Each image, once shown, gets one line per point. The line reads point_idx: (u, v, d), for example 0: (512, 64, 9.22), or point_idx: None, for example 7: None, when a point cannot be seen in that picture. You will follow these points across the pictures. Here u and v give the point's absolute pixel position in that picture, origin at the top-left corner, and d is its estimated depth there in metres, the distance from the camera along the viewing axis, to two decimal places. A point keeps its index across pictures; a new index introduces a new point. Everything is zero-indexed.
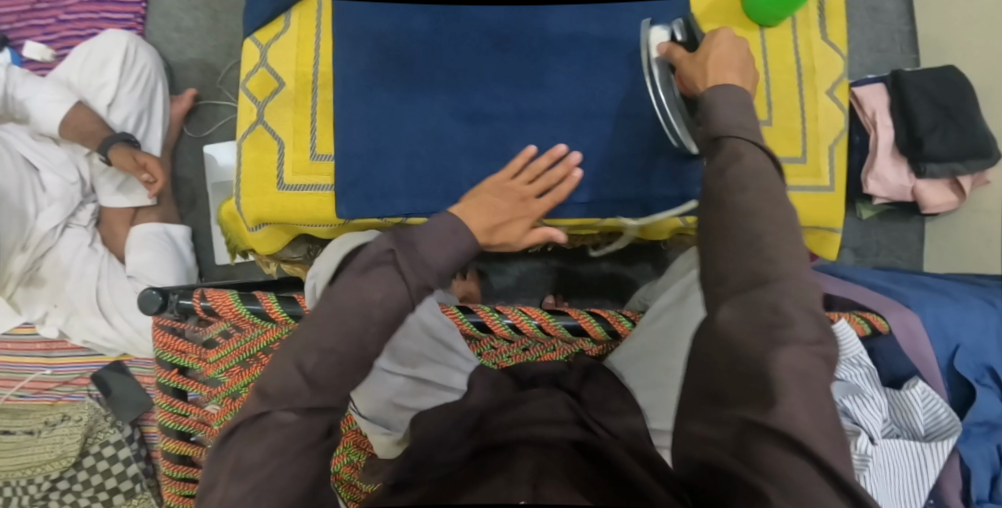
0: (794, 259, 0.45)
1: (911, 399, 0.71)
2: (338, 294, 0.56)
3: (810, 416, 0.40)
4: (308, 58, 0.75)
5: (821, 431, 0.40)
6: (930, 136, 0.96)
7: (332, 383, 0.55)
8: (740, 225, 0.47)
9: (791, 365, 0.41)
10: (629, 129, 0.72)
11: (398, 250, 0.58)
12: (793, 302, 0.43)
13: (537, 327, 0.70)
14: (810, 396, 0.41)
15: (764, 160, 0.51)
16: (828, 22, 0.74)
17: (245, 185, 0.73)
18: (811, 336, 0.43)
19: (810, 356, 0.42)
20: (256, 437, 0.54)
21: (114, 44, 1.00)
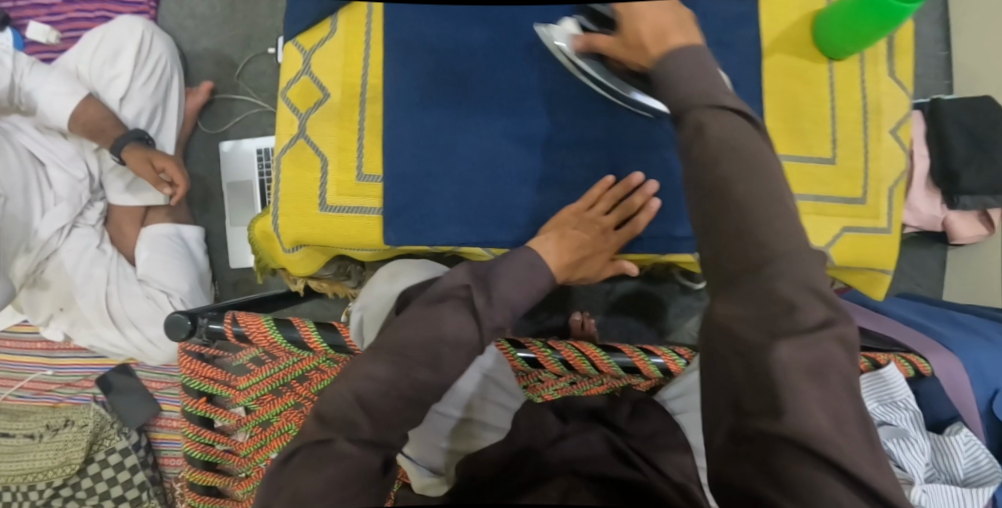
0: (791, 236, 0.42)
1: (954, 444, 0.70)
2: (403, 326, 0.57)
3: (830, 419, 0.38)
4: (355, 68, 0.70)
5: (846, 434, 0.38)
6: (966, 169, 0.95)
7: (389, 417, 0.53)
8: (719, 204, 0.43)
9: (797, 360, 0.38)
10: (617, 125, 0.69)
11: (474, 286, 0.61)
12: (791, 284, 0.40)
13: (589, 363, 0.69)
14: (825, 394, 0.38)
15: (742, 126, 0.46)
16: (896, 58, 0.73)
17: (283, 203, 0.70)
18: (818, 320, 0.39)
19: (823, 344, 0.39)
20: (314, 467, 0.50)
21: (129, 34, 0.95)
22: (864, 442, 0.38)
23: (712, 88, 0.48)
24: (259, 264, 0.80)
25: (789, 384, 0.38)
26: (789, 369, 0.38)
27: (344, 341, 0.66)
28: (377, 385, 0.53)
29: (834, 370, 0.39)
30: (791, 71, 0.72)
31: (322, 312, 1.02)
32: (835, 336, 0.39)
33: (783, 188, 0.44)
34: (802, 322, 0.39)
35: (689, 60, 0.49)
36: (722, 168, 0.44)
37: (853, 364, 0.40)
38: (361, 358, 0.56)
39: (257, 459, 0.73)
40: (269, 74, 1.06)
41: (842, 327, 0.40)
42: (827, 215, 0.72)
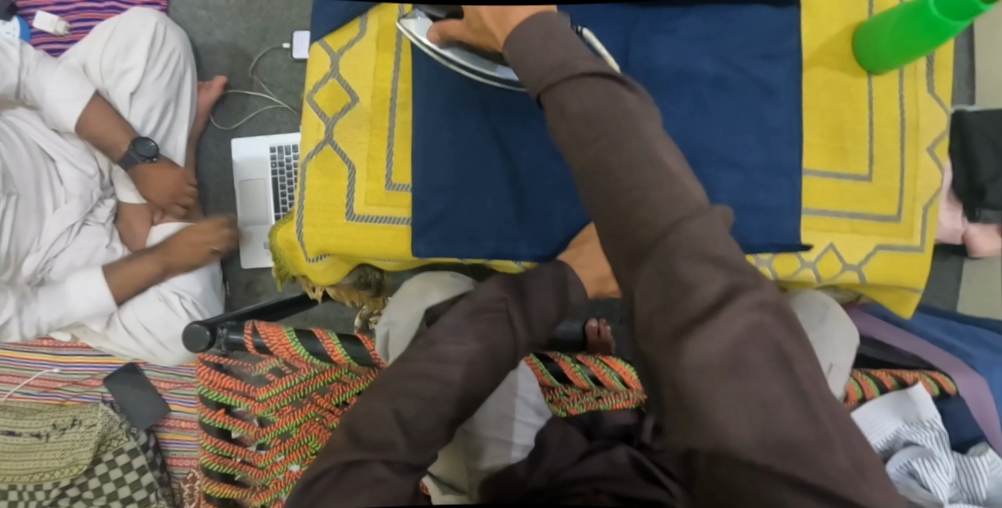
0: (676, 198, 0.38)
1: (977, 465, 0.70)
2: (436, 344, 0.56)
3: (759, 414, 0.32)
4: (387, 73, 0.71)
5: (788, 425, 0.32)
6: (993, 185, 0.94)
7: (426, 438, 0.52)
8: (601, 183, 0.40)
9: (708, 354, 0.33)
10: (507, 105, 0.69)
11: (510, 298, 0.59)
12: (686, 258, 0.36)
13: (618, 380, 0.67)
14: (749, 381, 0.33)
15: (606, 88, 0.42)
16: (936, 73, 0.73)
17: (309, 212, 0.70)
18: (715, 296, 0.35)
19: (734, 320, 0.34)
20: (349, 493, 0.47)
21: (141, 25, 0.93)
22: (816, 430, 0.33)
23: (566, 57, 0.44)
24: (278, 272, 0.81)
25: (703, 382, 0.33)
26: (704, 364, 0.33)
27: (369, 355, 0.65)
28: (418, 402, 0.52)
29: (757, 350, 0.34)
30: (835, 85, 0.72)
31: (335, 315, 1.01)
32: (746, 306, 0.34)
33: (658, 146, 0.41)
34: (700, 302, 0.35)
35: (537, 32, 0.45)
36: (591, 149, 0.41)
37: (795, 338, 0.35)
38: (395, 370, 0.55)
39: (276, 470, 0.71)
40: (284, 70, 1.03)
41: (752, 293, 0.35)
42: (862, 233, 0.72)
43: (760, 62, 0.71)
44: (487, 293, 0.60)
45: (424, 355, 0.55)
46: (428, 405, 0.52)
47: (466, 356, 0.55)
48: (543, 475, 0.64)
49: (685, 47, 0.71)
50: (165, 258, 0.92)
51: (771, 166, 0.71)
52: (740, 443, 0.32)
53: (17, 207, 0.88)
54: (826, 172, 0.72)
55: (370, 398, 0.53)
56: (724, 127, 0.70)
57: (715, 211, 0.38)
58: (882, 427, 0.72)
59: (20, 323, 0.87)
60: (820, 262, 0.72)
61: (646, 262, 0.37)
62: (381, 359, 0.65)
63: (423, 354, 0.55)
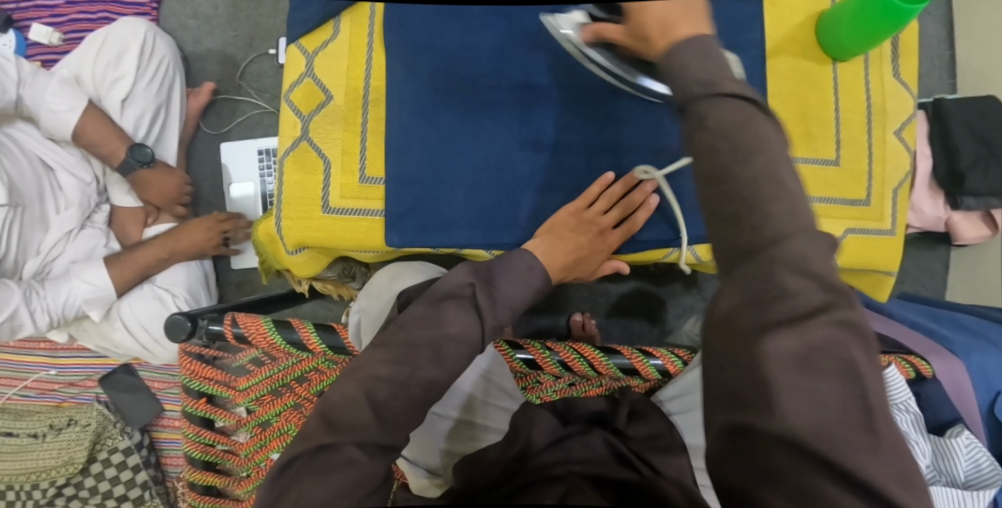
0: (789, 216, 0.37)
1: (954, 447, 0.69)
2: (410, 327, 0.55)
3: (818, 412, 0.33)
4: (359, 71, 0.73)
5: (844, 427, 0.33)
6: (972, 171, 0.94)
7: (400, 419, 0.50)
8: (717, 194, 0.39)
9: (785, 350, 0.34)
10: (594, 110, 0.70)
11: (478, 284, 0.59)
12: (790, 270, 0.35)
13: (587, 365, 0.70)
14: (817, 382, 0.34)
15: (744, 111, 0.40)
16: (900, 58, 0.74)
17: (286, 206, 0.72)
18: (811, 304, 0.35)
19: (817, 329, 0.34)
20: (322, 473, 0.47)
21: (132, 33, 0.96)
22: (867, 437, 0.33)
23: (718, 77, 0.41)
24: (263, 266, 0.83)
25: (773, 373, 0.34)
26: (778, 361, 0.34)
27: (344, 343, 0.66)
28: (391, 385, 0.51)
29: (833, 358, 0.34)
30: (801, 73, 0.73)
31: (324, 313, 1.02)
32: (833, 321, 0.35)
33: (782, 168, 0.39)
34: (791, 309, 0.35)
35: (692, 51, 0.42)
36: (723, 160, 0.39)
37: (869, 354, 0.35)
38: (367, 356, 0.53)
39: (257, 459, 0.72)
40: (270, 74, 1.07)
41: (844, 311, 0.35)
42: (831, 217, 0.73)
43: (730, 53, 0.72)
44: (456, 278, 0.59)
45: (399, 336, 0.54)
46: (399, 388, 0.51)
47: (438, 340, 0.54)
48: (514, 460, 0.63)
49: None
50: (171, 244, 0.96)
51: None
52: (797, 434, 0.33)
53: (22, 217, 0.91)
54: (793, 156, 0.72)
55: (338, 383, 0.52)
56: None
57: (823, 236, 0.37)
58: None
59: (30, 312, 0.89)
60: None
61: (751, 262, 0.36)
62: (356, 347, 0.65)
63: (395, 340, 0.54)
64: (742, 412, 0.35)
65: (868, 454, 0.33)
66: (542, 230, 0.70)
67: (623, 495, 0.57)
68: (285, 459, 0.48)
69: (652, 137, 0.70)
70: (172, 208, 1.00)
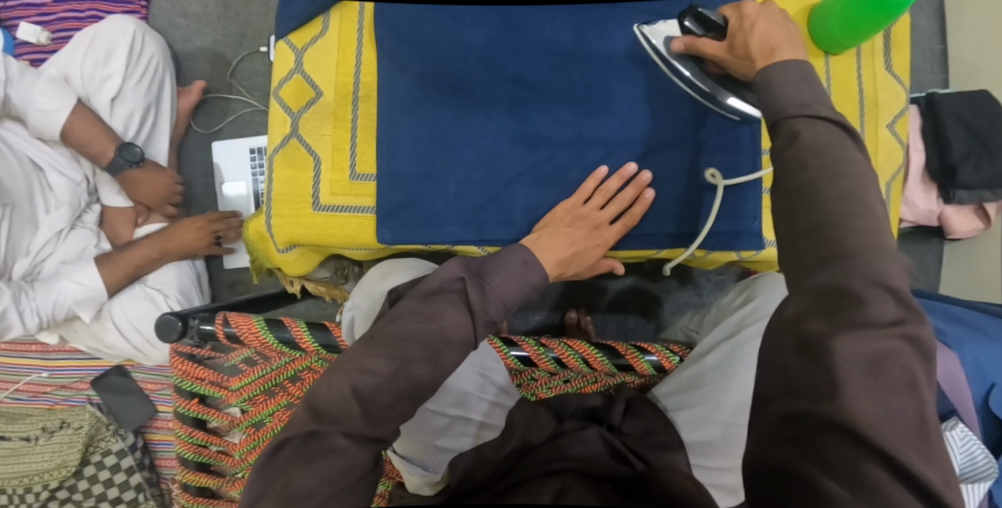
0: (867, 235, 0.40)
1: (949, 440, 0.69)
2: (401, 318, 0.54)
3: (882, 413, 0.37)
4: (348, 67, 0.73)
5: (905, 432, 0.36)
6: (963, 164, 0.94)
7: (386, 414, 0.50)
8: (800, 204, 0.43)
9: (854, 354, 0.38)
10: (671, 114, 0.69)
11: (468, 278, 0.58)
12: (862, 279, 0.39)
13: (582, 361, 0.69)
14: (883, 387, 0.37)
15: (838, 136, 0.45)
16: (892, 52, 0.74)
17: (277, 204, 0.72)
18: (888, 317, 0.38)
19: (886, 339, 0.38)
20: (308, 460, 0.47)
21: (119, 32, 0.95)
22: (921, 443, 0.36)
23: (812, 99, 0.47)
24: (255, 265, 0.82)
25: (842, 372, 0.37)
26: (849, 361, 0.37)
27: (336, 340, 0.65)
28: (375, 378, 0.50)
29: (900, 367, 0.38)
30: None
31: (318, 312, 1.01)
32: (899, 333, 0.38)
33: (871, 194, 0.42)
34: (866, 318, 0.38)
35: (794, 73, 0.48)
36: (808, 174, 0.43)
37: (929, 369, 0.38)
38: (356, 350, 0.53)
39: (250, 460, 0.72)
40: (261, 73, 1.06)
41: (916, 330, 0.38)
42: None
43: None
44: (446, 271, 0.58)
45: (388, 329, 0.53)
46: (384, 381, 0.50)
47: (424, 335, 0.53)
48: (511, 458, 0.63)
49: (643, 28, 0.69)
50: (161, 244, 0.95)
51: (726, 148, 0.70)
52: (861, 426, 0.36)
53: (12, 218, 0.90)
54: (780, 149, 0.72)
55: (323, 375, 0.52)
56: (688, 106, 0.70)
57: (899, 261, 0.40)
58: None
59: (19, 313, 0.88)
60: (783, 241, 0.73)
61: (827, 272, 0.40)
62: (347, 343, 0.65)
63: (383, 335, 0.53)
64: (804, 399, 0.39)
65: (921, 458, 0.36)
66: (540, 226, 0.69)
67: (617, 490, 0.56)
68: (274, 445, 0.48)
69: (643, 132, 0.70)
70: (163, 208, 0.99)
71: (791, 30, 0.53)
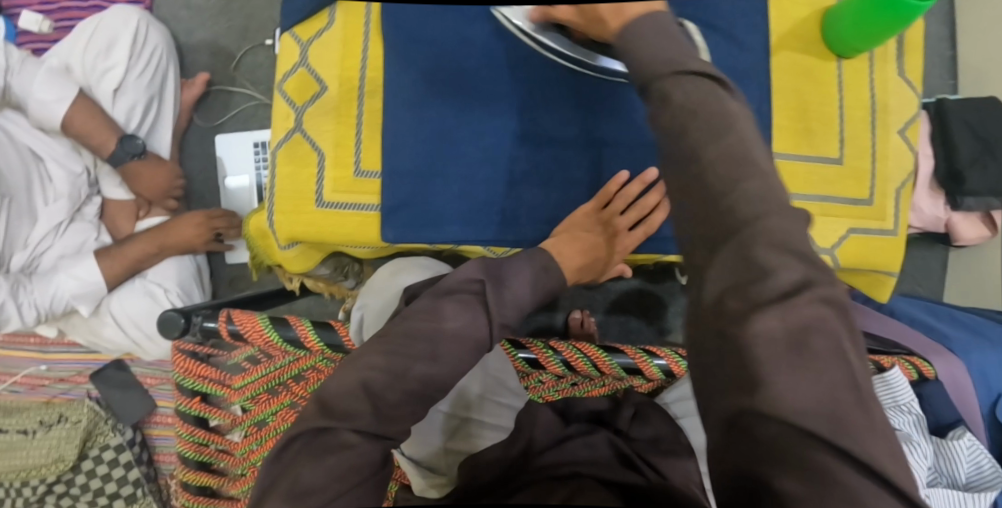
0: (763, 194, 0.37)
1: (956, 449, 0.69)
2: (413, 317, 0.53)
3: (815, 390, 0.34)
4: (353, 62, 0.71)
5: (843, 408, 0.34)
6: (971, 171, 0.93)
7: (396, 413, 0.49)
8: (692, 174, 0.39)
9: (771, 333, 0.34)
10: None
11: (488, 282, 0.57)
12: (768, 247, 0.35)
13: (591, 365, 0.69)
14: (807, 360, 0.34)
15: (709, 88, 0.41)
16: (905, 57, 0.73)
17: (278, 200, 0.71)
18: (791, 282, 0.35)
19: (804, 308, 0.34)
20: (318, 455, 0.46)
21: (123, 23, 0.93)
22: (860, 412, 0.34)
23: (675, 54, 0.42)
24: (254, 261, 0.80)
25: (766, 356, 0.34)
26: (767, 341, 0.34)
27: (342, 341, 0.64)
28: (387, 376, 0.49)
29: (824, 337, 0.35)
30: (801, 69, 0.72)
31: (318, 309, 1.00)
32: (817, 298, 0.35)
33: (752, 148, 0.39)
34: (778, 290, 0.35)
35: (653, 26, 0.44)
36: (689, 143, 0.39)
37: (851, 331, 0.36)
38: (368, 346, 0.52)
39: (252, 459, 0.71)
40: (265, 66, 1.05)
41: (822, 287, 0.35)
42: (833, 217, 0.72)
43: (732, 47, 0.71)
44: (465, 271, 0.57)
45: (398, 329, 0.52)
46: (396, 379, 0.49)
47: (438, 335, 0.52)
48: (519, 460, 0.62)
49: None
50: (159, 239, 0.94)
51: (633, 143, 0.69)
52: (797, 413, 0.33)
53: (10, 209, 0.88)
54: (793, 154, 0.71)
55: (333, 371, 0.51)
56: None
57: (795, 212, 0.38)
58: None
59: (17, 306, 0.87)
60: None
61: (725, 247, 0.36)
62: (355, 345, 0.64)
63: (395, 331, 0.52)
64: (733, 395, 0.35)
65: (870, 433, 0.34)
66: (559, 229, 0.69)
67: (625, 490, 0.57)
68: (285, 440, 0.48)
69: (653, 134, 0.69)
70: (164, 202, 0.97)
71: None
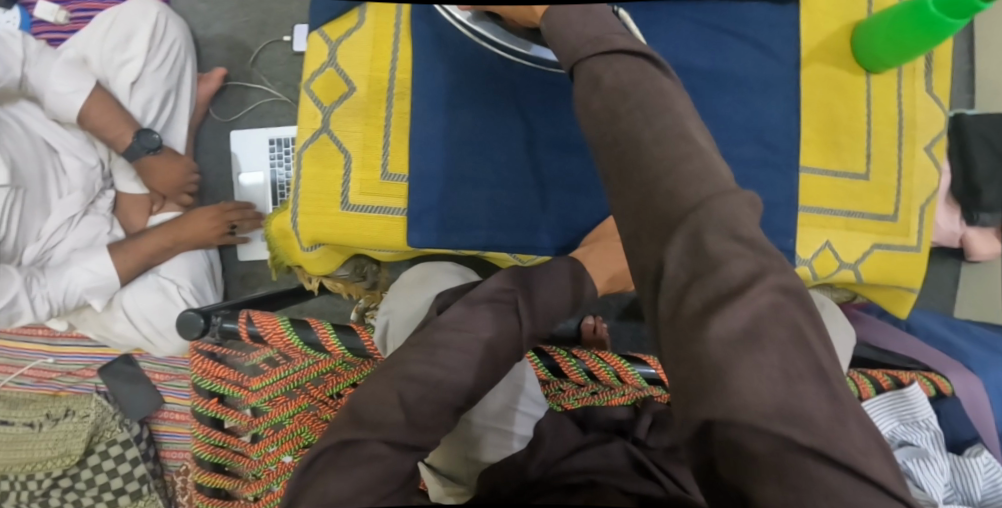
0: (706, 178, 0.38)
1: (973, 466, 0.69)
2: (445, 326, 0.53)
3: (779, 385, 0.32)
4: (383, 63, 0.71)
5: (811, 405, 0.32)
6: (989, 186, 0.93)
7: (427, 424, 0.50)
8: (630, 155, 0.40)
9: (727, 327, 0.33)
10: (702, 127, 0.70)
11: (518, 291, 0.57)
12: (715, 235, 0.36)
13: (613, 375, 0.69)
14: (764, 350, 0.33)
15: (641, 67, 0.43)
16: (933, 74, 0.73)
17: (303, 202, 0.70)
18: (739, 276, 0.35)
19: (755, 300, 0.34)
20: (345, 467, 0.47)
21: (142, 16, 0.92)
22: (829, 404, 0.33)
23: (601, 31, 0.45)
24: (273, 261, 0.79)
25: (726, 354, 0.33)
26: (724, 339, 0.33)
27: (364, 345, 0.66)
28: (422, 387, 0.50)
29: (779, 326, 0.34)
30: (831, 82, 0.71)
31: (329, 308, 0.99)
32: (769, 288, 0.35)
33: (689, 125, 0.41)
34: (729, 282, 0.35)
35: (577, 7, 0.46)
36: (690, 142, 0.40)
37: (813, 322, 0.35)
38: (399, 355, 0.52)
39: (268, 461, 0.71)
40: (282, 62, 1.04)
41: (777, 276, 0.36)
42: (857, 231, 0.71)
43: (759, 58, 0.70)
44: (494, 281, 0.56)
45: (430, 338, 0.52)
46: (428, 390, 0.50)
47: (470, 344, 0.52)
48: (538, 467, 0.63)
49: (688, 41, 0.70)
50: (174, 232, 0.93)
51: (563, 141, 0.69)
52: (760, 413, 0.32)
53: (23, 200, 0.87)
54: (822, 169, 0.71)
55: (365, 381, 0.51)
56: (723, 124, 0.70)
57: (740, 192, 0.38)
58: (879, 423, 0.71)
59: (30, 300, 0.86)
60: (817, 259, 0.71)
61: (677, 234, 0.37)
62: (382, 356, 0.66)
63: (427, 340, 0.52)
64: (693, 398, 0.34)
65: (838, 428, 0.32)
66: (589, 240, 0.68)
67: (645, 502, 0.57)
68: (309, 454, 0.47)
69: None
70: (178, 197, 0.96)
71: None
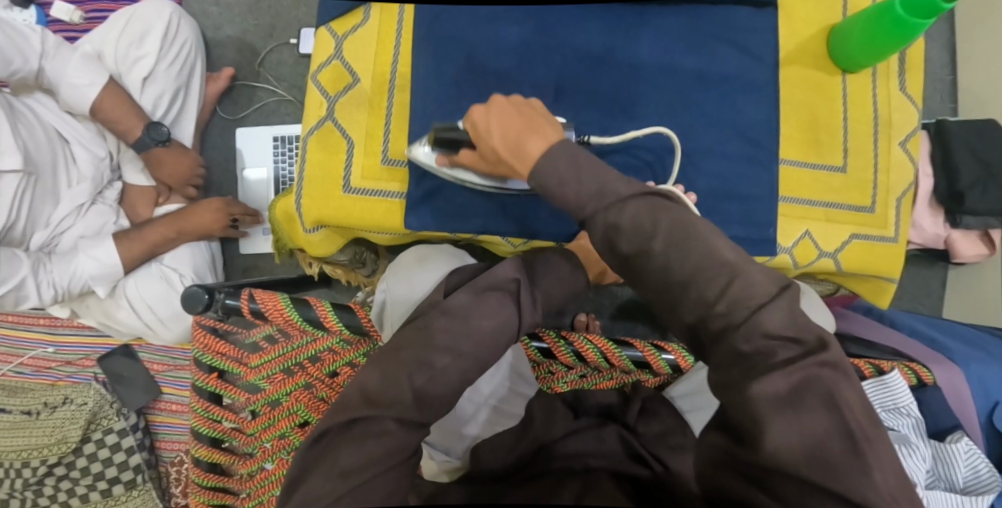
0: None
1: (954, 452, 0.70)
2: (452, 309, 0.56)
3: (807, 439, 0.39)
4: (387, 58, 0.75)
5: (834, 453, 0.38)
6: (971, 190, 0.95)
7: (434, 402, 0.52)
8: None
9: (771, 392, 0.39)
10: (688, 121, 0.73)
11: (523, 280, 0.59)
12: (751, 336, 0.42)
13: (600, 355, 0.71)
14: (801, 414, 0.39)
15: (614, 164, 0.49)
16: (907, 74, 0.76)
17: (307, 185, 0.73)
18: (787, 358, 0.41)
19: (795, 372, 0.40)
20: (355, 441, 0.49)
21: (157, 15, 0.97)
22: (856, 459, 0.38)
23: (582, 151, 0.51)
24: (277, 244, 0.84)
25: (768, 412, 0.39)
26: (765, 399, 0.39)
27: (362, 323, 0.69)
28: (428, 370, 0.52)
29: (817, 394, 0.39)
30: (810, 81, 0.75)
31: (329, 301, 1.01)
32: (815, 363, 0.40)
33: None
34: (768, 364, 0.41)
35: (565, 159, 0.50)
36: None
37: (851, 384, 0.40)
38: (407, 339, 0.54)
39: (263, 438, 0.72)
40: (290, 64, 1.08)
41: (821, 356, 0.40)
42: (836, 222, 0.74)
43: (744, 56, 0.74)
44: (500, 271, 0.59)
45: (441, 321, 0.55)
46: (437, 374, 0.52)
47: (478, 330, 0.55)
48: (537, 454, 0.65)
49: (675, 39, 0.73)
50: (179, 223, 0.95)
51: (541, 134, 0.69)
52: (789, 462, 0.38)
53: (34, 187, 0.90)
54: (804, 162, 0.74)
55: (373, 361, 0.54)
56: (709, 119, 0.73)
57: None
58: None
59: (37, 284, 0.89)
60: (798, 247, 0.74)
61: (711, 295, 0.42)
62: (381, 337, 0.69)
63: (434, 326, 0.55)
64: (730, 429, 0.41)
65: (859, 471, 0.38)
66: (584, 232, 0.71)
67: (639, 493, 0.58)
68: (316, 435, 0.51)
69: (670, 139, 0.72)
70: (184, 189, 0.99)
71: (528, 118, 0.55)
